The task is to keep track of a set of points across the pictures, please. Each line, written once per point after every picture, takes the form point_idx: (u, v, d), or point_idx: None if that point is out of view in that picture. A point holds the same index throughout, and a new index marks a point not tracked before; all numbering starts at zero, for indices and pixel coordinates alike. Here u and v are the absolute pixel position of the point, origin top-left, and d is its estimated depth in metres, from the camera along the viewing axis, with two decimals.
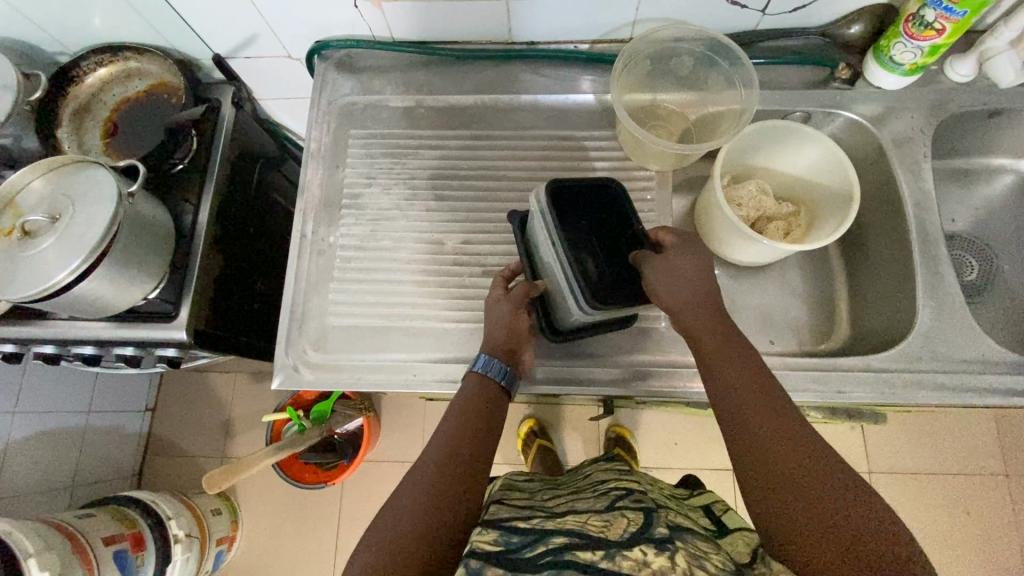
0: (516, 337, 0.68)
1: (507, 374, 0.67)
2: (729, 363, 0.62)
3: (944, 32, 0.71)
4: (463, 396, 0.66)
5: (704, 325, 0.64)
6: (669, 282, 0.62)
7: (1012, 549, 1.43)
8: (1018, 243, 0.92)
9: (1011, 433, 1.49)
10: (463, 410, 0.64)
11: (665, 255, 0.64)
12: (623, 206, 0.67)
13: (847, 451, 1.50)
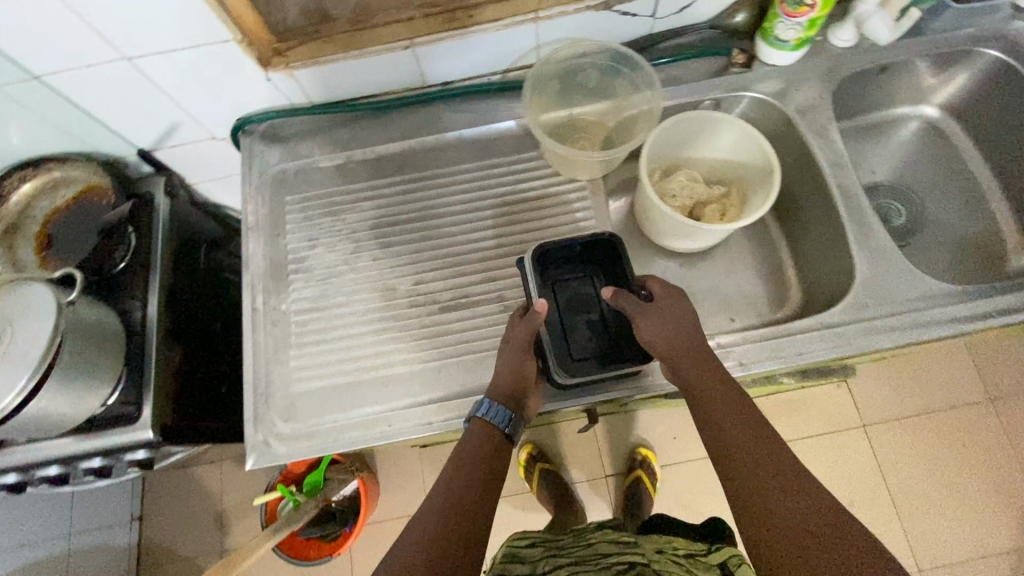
0: (519, 381, 0.70)
1: (511, 420, 0.68)
2: (718, 402, 0.67)
3: (816, 6, 0.76)
4: (467, 443, 0.68)
5: (694, 371, 0.69)
6: (653, 336, 0.70)
7: (1013, 471, 1.46)
8: (937, 181, 0.98)
9: (985, 359, 1.54)
10: (469, 461, 0.66)
11: (652, 308, 0.71)
12: (622, 261, 0.76)
13: (839, 410, 1.53)
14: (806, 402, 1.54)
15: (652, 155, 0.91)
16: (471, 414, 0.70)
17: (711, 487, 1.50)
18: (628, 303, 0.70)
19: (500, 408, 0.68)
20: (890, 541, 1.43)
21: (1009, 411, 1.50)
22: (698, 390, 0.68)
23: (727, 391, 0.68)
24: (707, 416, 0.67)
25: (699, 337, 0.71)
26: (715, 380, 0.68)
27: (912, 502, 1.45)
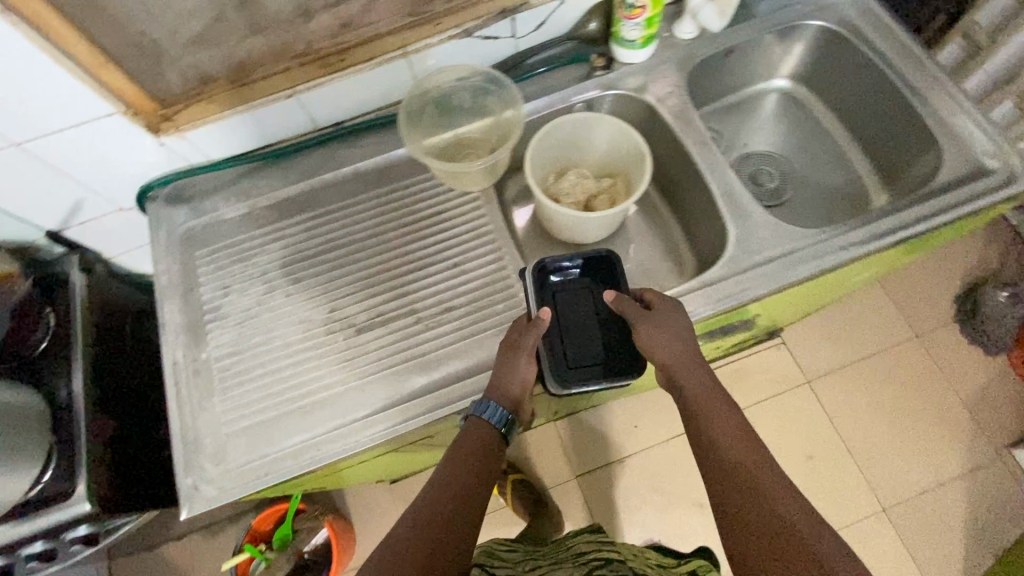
0: (515, 385, 0.74)
1: (507, 420, 0.72)
2: (714, 414, 0.68)
3: (646, 6, 0.86)
4: (464, 443, 0.70)
5: (692, 386, 0.71)
6: (653, 340, 0.73)
7: (948, 398, 1.56)
8: (800, 143, 1.08)
9: (905, 299, 1.65)
10: (470, 460, 0.68)
11: (654, 315, 0.75)
12: (620, 274, 0.82)
13: (784, 371, 1.60)
14: (753, 368, 1.61)
15: (541, 161, 0.99)
16: (472, 412, 0.73)
17: (678, 467, 1.55)
18: (629, 306, 0.75)
19: (500, 411, 0.72)
20: (851, 486, 1.49)
21: (934, 344, 1.60)
22: (693, 401, 0.70)
23: (725, 405, 0.69)
24: (700, 425, 0.68)
25: (699, 355, 0.74)
26: (711, 394, 0.70)
27: (864, 445, 1.52)
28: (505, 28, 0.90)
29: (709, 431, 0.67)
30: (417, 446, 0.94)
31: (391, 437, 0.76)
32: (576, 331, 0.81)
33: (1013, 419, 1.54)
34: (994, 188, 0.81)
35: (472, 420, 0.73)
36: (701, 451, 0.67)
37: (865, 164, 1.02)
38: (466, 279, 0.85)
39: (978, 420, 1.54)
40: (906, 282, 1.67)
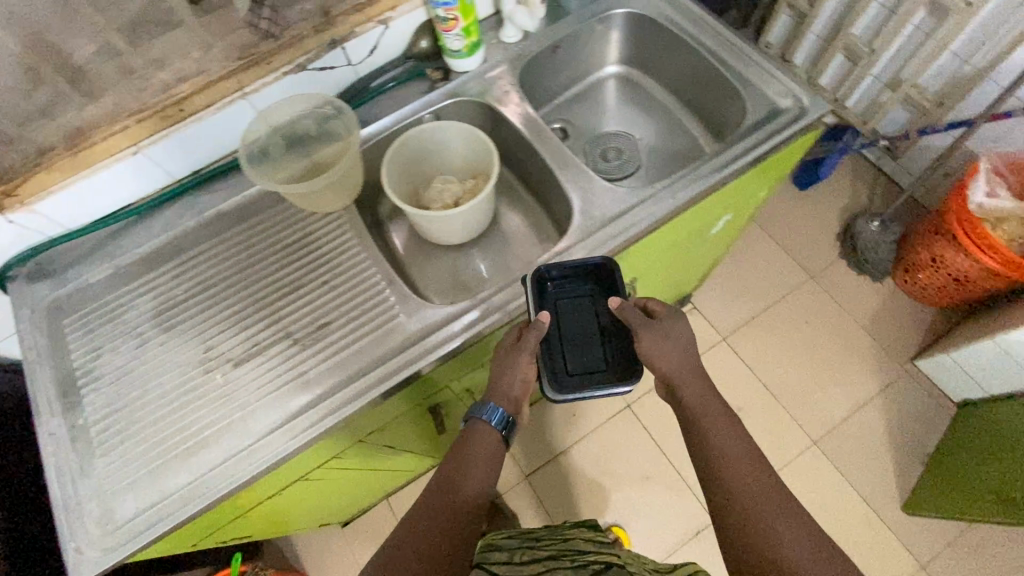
0: (514, 389, 0.82)
1: (508, 425, 0.80)
2: (714, 426, 0.77)
3: (458, 17, 0.93)
4: (470, 443, 0.79)
5: (697, 398, 0.79)
6: (655, 352, 0.79)
7: (850, 327, 1.68)
8: (640, 119, 1.19)
9: (793, 246, 1.79)
10: (472, 459, 0.77)
11: (659, 328, 0.79)
12: (621, 283, 0.83)
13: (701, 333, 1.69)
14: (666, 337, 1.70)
15: (402, 173, 1.03)
16: (474, 413, 0.81)
17: (619, 445, 1.62)
18: (633, 315, 0.79)
19: (503, 411, 0.80)
20: (781, 428, 1.57)
21: (827, 281, 1.74)
22: (695, 409, 0.79)
23: (726, 417, 0.78)
24: (704, 433, 0.77)
25: (704, 370, 0.81)
26: (712, 404, 0.79)
27: (783, 386, 1.62)
28: (337, 57, 0.96)
29: (712, 441, 0.76)
30: (326, 470, 0.94)
31: (279, 460, 0.77)
32: (575, 337, 0.83)
33: (910, 334, 1.66)
34: (789, 127, 0.92)
35: (478, 423, 0.80)
36: (698, 453, 0.77)
37: (697, 126, 1.13)
38: (336, 294, 0.86)
39: (879, 342, 1.66)
40: (793, 231, 1.81)
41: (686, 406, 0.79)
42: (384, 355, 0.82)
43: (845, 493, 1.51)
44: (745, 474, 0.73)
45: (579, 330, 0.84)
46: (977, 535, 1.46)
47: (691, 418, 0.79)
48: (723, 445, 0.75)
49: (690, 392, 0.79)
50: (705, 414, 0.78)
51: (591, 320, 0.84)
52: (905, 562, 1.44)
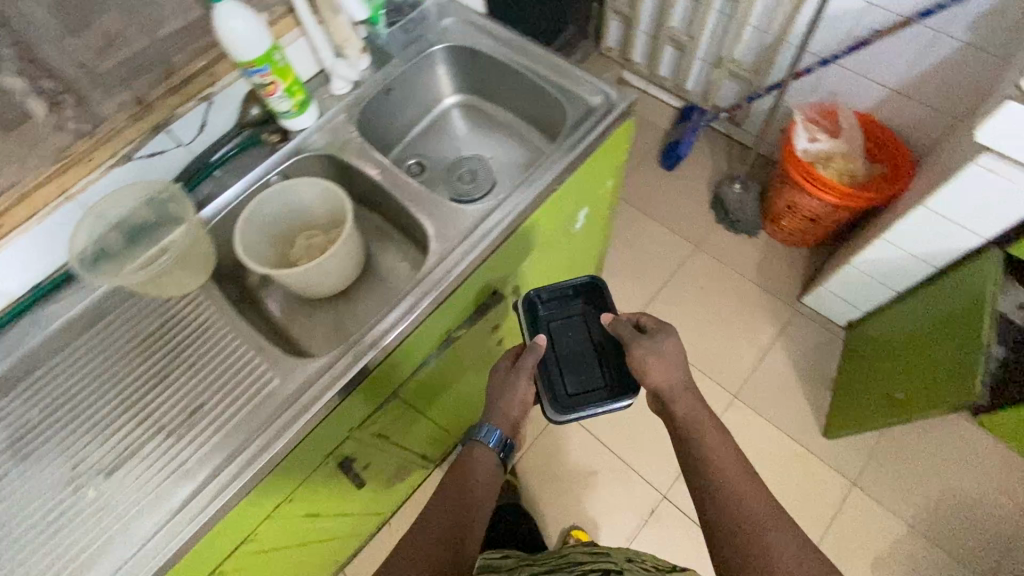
0: (507, 411, 0.97)
1: (506, 445, 0.97)
2: (703, 434, 0.88)
3: (277, 81, 0.96)
4: (472, 462, 0.94)
5: (685, 408, 0.91)
6: (645, 363, 0.92)
7: (738, 281, 1.83)
8: (490, 137, 1.25)
9: (673, 221, 1.94)
10: (474, 471, 0.93)
11: (649, 340, 0.93)
12: (607, 301, 1.09)
13: None
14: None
15: (262, 236, 1.04)
16: (472, 435, 0.97)
17: (562, 446, 1.65)
18: (620, 328, 0.97)
19: (499, 433, 0.96)
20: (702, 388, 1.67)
21: (713, 246, 1.88)
22: (683, 416, 0.91)
23: (711, 429, 0.88)
24: (694, 438, 0.89)
25: (695, 390, 0.92)
26: (700, 416, 0.90)
27: (696, 352, 1.72)
28: (164, 140, 0.96)
29: (700, 442, 0.88)
30: (238, 560, 0.90)
31: (171, 559, 0.73)
32: (568, 354, 1.06)
33: (791, 274, 1.82)
34: (604, 118, 1.02)
35: (478, 445, 0.96)
36: (686, 453, 0.89)
37: (539, 133, 1.20)
38: (206, 374, 0.85)
39: (768, 289, 1.81)
40: (669, 208, 1.98)
41: (676, 414, 0.92)
42: (265, 423, 0.81)
43: (770, 435, 1.61)
44: (729, 473, 0.83)
45: (570, 349, 1.07)
46: (887, 440, 1.60)
47: (682, 425, 0.91)
48: (709, 447, 0.87)
49: (679, 403, 0.92)
50: (696, 423, 0.90)
51: (580, 337, 1.08)
52: (835, 483, 1.55)
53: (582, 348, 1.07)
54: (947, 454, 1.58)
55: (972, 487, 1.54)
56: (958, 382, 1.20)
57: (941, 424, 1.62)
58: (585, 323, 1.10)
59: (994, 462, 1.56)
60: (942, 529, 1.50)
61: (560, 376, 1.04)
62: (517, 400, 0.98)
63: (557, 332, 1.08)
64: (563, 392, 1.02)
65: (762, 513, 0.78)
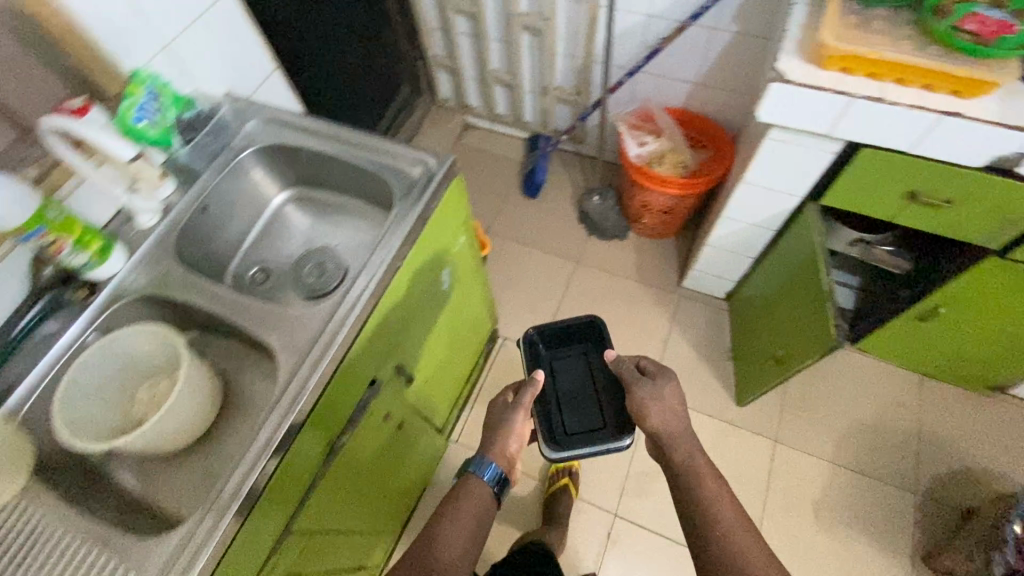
0: (502, 448, 1.06)
1: (500, 483, 1.03)
2: (700, 480, 0.98)
3: (61, 236, 0.89)
4: (469, 496, 0.99)
5: (681, 451, 1.01)
6: (646, 407, 1.06)
7: (621, 282, 1.96)
8: (327, 225, 1.21)
9: (549, 244, 2.06)
10: (469, 501, 0.98)
11: (652, 384, 1.07)
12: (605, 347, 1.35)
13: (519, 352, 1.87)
14: (503, 374, 1.83)
15: (89, 407, 0.91)
16: (468, 468, 1.02)
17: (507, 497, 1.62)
18: (626, 370, 1.12)
19: (494, 468, 1.02)
20: None
21: (590, 263, 2.01)
22: (678, 459, 1.01)
23: (708, 472, 0.98)
24: (691, 482, 0.98)
25: (692, 439, 1.03)
26: (694, 460, 1.00)
27: None
28: None
29: (695, 488, 0.97)
30: None
31: None
32: (570, 394, 1.34)
33: (664, 264, 1.97)
34: (428, 186, 1.03)
35: (473, 482, 1.01)
36: (680, 494, 0.98)
37: (376, 211, 1.17)
38: None
39: (651, 285, 1.94)
40: (543, 233, 2.09)
41: (673, 457, 1.02)
42: None
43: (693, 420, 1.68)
44: (724, 518, 0.92)
45: (570, 389, 1.34)
46: (791, 391, 1.72)
47: (680, 468, 1.00)
48: (701, 490, 0.96)
49: (677, 447, 1.02)
50: (693, 470, 0.99)
51: (582, 378, 1.35)
52: (760, 445, 1.64)
53: (580, 389, 1.34)
54: (842, 386, 1.73)
55: (871, 409, 1.68)
56: (818, 328, 1.29)
57: (829, 362, 1.77)
58: (587, 364, 1.38)
59: (881, 382, 1.72)
60: (858, 456, 1.62)
61: (561, 416, 1.30)
62: (514, 433, 1.08)
63: (559, 374, 1.36)
64: (562, 429, 1.27)
65: (751, 547, 0.88)
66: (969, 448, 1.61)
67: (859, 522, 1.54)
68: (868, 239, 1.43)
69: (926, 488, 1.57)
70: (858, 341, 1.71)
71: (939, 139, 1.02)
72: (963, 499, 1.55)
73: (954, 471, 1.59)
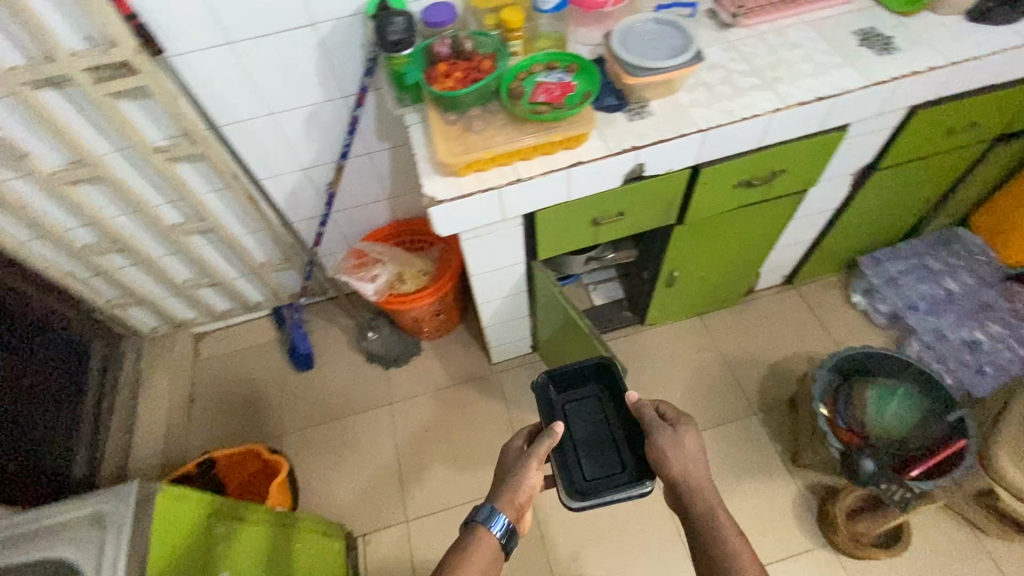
0: (511, 500, 1.06)
1: (509, 531, 1.04)
2: (721, 534, 0.99)
3: None
4: (474, 546, 1.01)
5: (700, 506, 1.03)
6: (664, 454, 1.07)
7: (441, 397, 1.87)
8: None
9: (354, 404, 1.88)
10: (472, 550, 1.01)
11: (671, 430, 1.08)
12: (621, 390, 1.30)
13: (388, 536, 1.65)
14: (382, 572, 1.61)
15: None
16: (476, 515, 1.04)
17: None
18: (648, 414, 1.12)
19: (504, 520, 1.03)
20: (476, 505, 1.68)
21: (404, 395, 1.89)
22: (699, 510, 1.03)
23: (733, 531, 0.99)
24: (719, 543, 0.99)
25: (710, 488, 1.04)
26: (711, 514, 1.01)
27: (472, 486, 1.71)
28: None
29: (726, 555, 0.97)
30: None
31: None
32: (586, 443, 1.28)
33: (467, 354, 1.94)
34: None
35: (483, 528, 1.03)
36: (711, 552, 0.99)
37: None
38: None
39: (468, 380, 1.90)
40: (342, 396, 1.90)
41: (694, 509, 1.03)
42: None
43: None
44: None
45: (589, 435, 1.28)
46: None
47: (700, 524, 1.02)
48: (726, 546, 0.98)
49: (696, 502, 1.03)
50: (716, 528, 1.00)
51: (597, 422, 1.30)
52: None
53: (601, 437, 1.28)
54: (660, 362, 1.89)
55: (690, 366, 1.87)
56: (586, 346, 1.41)
57: (640, 348, 1.93)
58: (599, 407, 1.34)
59: (683, 339, 1.92)
60: (704, 413, 1.77)
61: (579, 463, 1.24)
62: (521, 483, 1.07)
63: (574, 419, 1.31)
64: (580, 476, 1.21)
65: None
66: (765, 348, 1.88)
67: (738, 469, 1.66)
68: (597, 254, 1.63)
69: (760, 403, 1.78)
70: (647, 316, 1.90)
71: (581, 184, 1.15)
72: (784, 393, 1.79)
73: (767, 375, 1.83)
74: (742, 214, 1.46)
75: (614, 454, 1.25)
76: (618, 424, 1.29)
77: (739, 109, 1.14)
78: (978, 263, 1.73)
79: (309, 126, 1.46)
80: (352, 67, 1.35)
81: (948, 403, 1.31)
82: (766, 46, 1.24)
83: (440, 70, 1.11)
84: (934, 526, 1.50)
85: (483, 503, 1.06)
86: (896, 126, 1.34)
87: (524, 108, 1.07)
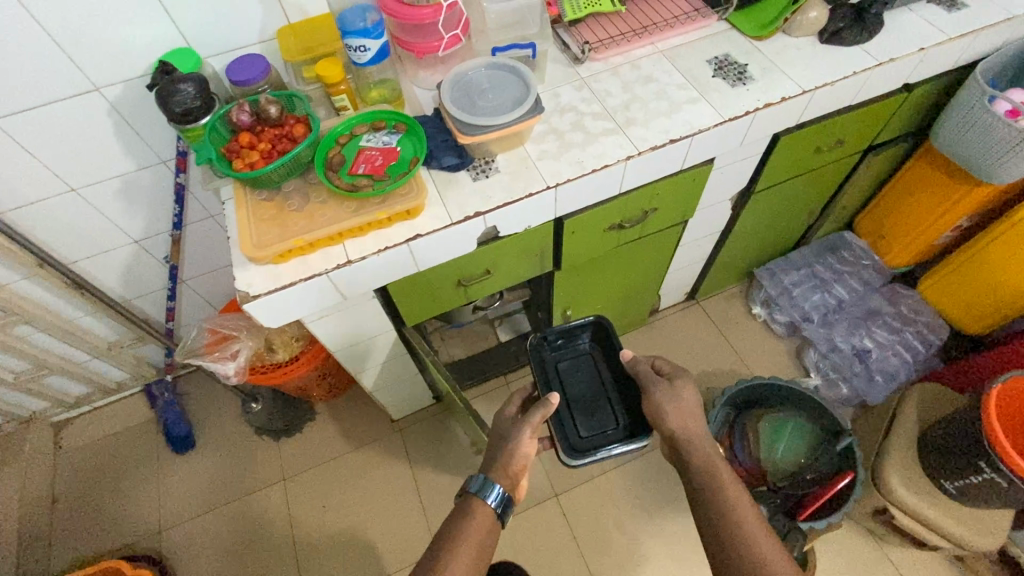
0: (506, 467, 1.04)
1: (504, 500, 0.99)
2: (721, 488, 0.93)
3: None
4: (468, 517, 0.97)
5: (699, 453, 1.00)
6: (663, 408, 1.05)
7: (340, 465, 1.73)
8: None
9: (243, 485, 1.71)
10: (468, 522, 0.96)
11: (668, 385, 1.07)
12: (615, 349, 1.34)
13: None
14: None
15: None
16: (470, 487, 1.00)
17: None
18: (644, 373, 1.12)
19: (500, 490, 0.99)
20: None
21: (299, 466, 1.73)
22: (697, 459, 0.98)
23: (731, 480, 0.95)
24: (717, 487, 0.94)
25: (710, 444, 1.01)
26: (712, 466, 0.97)
27: (374, 562, 1.58)
28: None
29: (715, 493, 0.93)
30: None
31: None
32: (579, 402, 1.31)
33: (367, 412, 1.81)
34: None
35: (476, 498, 0.98)
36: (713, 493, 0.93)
37: None
38: None
39: (368, 441, 1.76)
40: (230, 477, 1.72)
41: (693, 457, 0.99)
42: None
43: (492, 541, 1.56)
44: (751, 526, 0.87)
45: (583, 391, 1.33)
46: None
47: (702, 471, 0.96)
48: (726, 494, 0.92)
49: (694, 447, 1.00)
50: (712, 474, 0.96)
51: (588, 380, 1.34)
52: (548, 511, 1.60)
53: (594, 394, 1.32)
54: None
55: None
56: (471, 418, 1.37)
57: None
58: (591, 366, 1.38)
59: None
60: None
61: (573, 420, 1.27)
62: (513, 453, 1.06)
63: (568, 375, 1.35)
64: (574, 432, 1.25)
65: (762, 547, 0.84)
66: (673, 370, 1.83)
67: (652, 505, 1.60)
68: (484, 304, 1.55)
69: None
70: None
71: (427, 255, 1.02)
72: None
73: None
74: (621, 252, 1.39)
75: (608, 406, 1.30)
76: (609, 380, 1.34)
77: (590, 159, 1.05)
78: (863, 268, 1.75)
79: (128, 196, 1.26)
80: (164, 131, 1.17)
81: (837, 430, 1.29)
82: (619, 82, 1.15)
83: (241, 145, 0.94)
84: (842, 542, 1.50)
85: (477, 473, 1.03)
86: (765, 150, 1.30)
87: (342, 183, 0.92)
